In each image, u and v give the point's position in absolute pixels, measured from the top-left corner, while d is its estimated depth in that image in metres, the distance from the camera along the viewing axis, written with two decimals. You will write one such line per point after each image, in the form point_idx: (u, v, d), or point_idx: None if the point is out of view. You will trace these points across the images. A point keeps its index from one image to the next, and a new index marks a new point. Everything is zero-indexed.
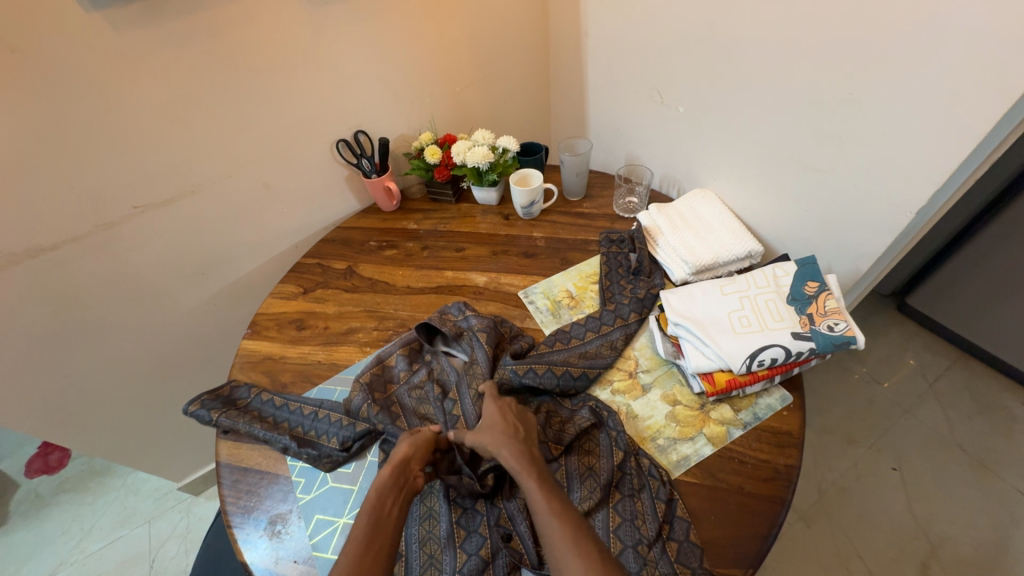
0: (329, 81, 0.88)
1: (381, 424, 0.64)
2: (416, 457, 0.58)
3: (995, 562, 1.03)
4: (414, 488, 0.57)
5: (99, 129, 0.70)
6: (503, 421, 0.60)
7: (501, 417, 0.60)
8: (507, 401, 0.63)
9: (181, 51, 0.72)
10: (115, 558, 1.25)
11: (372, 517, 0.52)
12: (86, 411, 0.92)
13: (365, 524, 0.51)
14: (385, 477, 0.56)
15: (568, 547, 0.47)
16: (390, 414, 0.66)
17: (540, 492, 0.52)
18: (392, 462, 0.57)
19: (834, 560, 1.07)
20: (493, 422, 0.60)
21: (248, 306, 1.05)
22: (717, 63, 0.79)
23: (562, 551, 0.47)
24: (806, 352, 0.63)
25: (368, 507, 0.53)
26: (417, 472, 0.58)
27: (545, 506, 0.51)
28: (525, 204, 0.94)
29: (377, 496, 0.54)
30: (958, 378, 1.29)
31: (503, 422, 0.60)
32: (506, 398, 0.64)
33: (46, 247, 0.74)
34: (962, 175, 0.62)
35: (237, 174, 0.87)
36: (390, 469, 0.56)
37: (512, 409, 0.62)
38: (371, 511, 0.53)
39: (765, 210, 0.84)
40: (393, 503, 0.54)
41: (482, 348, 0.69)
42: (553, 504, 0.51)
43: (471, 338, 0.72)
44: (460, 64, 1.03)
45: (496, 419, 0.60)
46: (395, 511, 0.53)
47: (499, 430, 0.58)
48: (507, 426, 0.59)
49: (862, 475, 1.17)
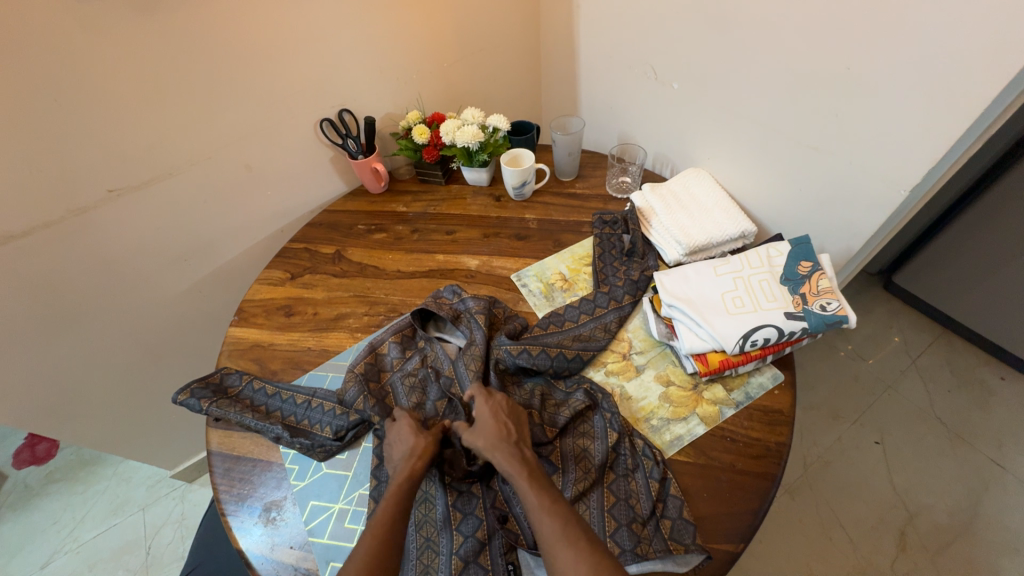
0: (309, 56, 0.84)
1: (377, 416, 0.63)
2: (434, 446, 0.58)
3: (970, 528, 1.07)
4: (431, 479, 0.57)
5: (66, 108, 0.67)
6: (497, 420, 0.58)
7: (484, 424, 0.58)
8: (496, 395, 0.62)
9: (149, 21, 0.67)
10: (108, 546, 1.24)
11: (396, 506, 0.52)
12: (69, 402, 0.90)
13: (392, 512, 0.51)
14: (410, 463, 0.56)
15: (557, 538, 0.47)
16: (385, 405, 0.66)
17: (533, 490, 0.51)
18: (415, 453, 0.57)
19: (818, 530, 1.10)
20: (485, 425, 0.58)
21: (234, 292, 1.03)
22: (711, 36, 0.76)
23: (552, 545, 0.47)
24: (798, 331, 0.63)
25: (391, 494, 0.53)
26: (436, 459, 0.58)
27: (537, 503, 0.50)
28: (516, 185, 0.92)
29: (402, 486, 0.54)
30: (940, 353, 1.32)
31: (497, 423, 0.58)
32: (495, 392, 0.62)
33: (17, 234, 0.70)
34: (955, 151, 0.62)
35: (217, 154, 0.84)
36: (420, 459, 0.56)
37: (504, 407, 0.60)
38: (395, 499, 0.53)
39: (759, 189, 0.83)
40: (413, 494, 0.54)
41: (480, 328, 0.69)
42: (543, 498, 0.51)
43: (470, 320, 0.72)
44: (446, 38, 0.99)
45: (488, 419, 0.59)
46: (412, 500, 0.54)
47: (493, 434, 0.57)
48: (501, 428, 0.57)
49: (846, 449, 1.20)
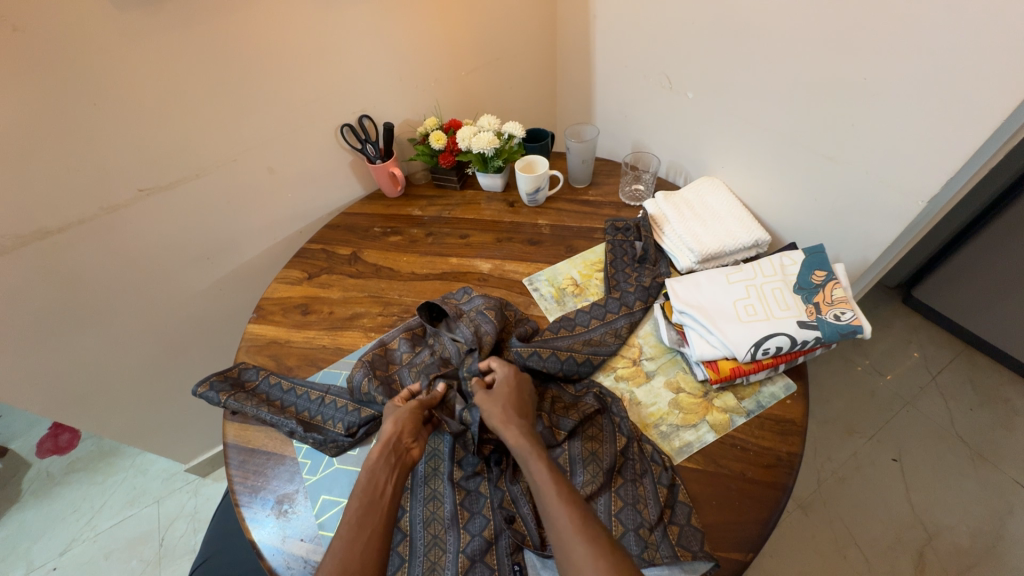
0: (331, 65, 0.87)
1: (381, 397, 0.66)
2: (406, 432, 0.59)
3: (992, 552, 1.03)
4: (408, 462, 0.58)
5: (103, 112, 0.70)
6: (516, 397, 0.61)
7: (500, 395, 0.61)
8: (518, 377, 0.64)
9: (184, 31, 0.71)
10: (123, 537, 1.27)
11: (365, 498, 0.52)
12: (95, 393, 0.93)
13: (358, 506, 0.52)
14: (376, 452, 0.57)
15: (573, 530, 0.47)
16: (391, 390, 0.68)
17: (545, 473, 0.52)
18: (382, 445, 0.57)
19: (831, 547, 1.08)
20: (502, 395, 0.61)
21: (254, 290, 1.06)
22: (727, 45, 0.77)
23: (563, 537, 0.47)
24: (812, 341, 0.63)
25: (365, 471, 0.55)
26: (409, 444, 0.59)
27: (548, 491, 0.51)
28: (530, 190, 0.93)
29: (369, 476, 0.54)
30: (961, 371, 1.29)
31: (519, 396, 0.61)
32: (520, 372, 0.65)
33: (53, 230, 0.74)
34: (974, 162, 0.61)
35: (242, 158, 0.87)
36: (388, 444, 0.57)
37: (524, 386, 0.63)
38: (365, 486, 0.54)
39: (773, 197, 0.83)
40: (387, 479, 0.55)
41: (490, 320, 0.70)
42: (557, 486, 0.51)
43: (472, 317, 0.72)
44: (464, 46, 1.01)
45: (505, 391, 0.61)
46: (389, 488, 0.54)
47: (505, 400, 0.60)
48: (518, 400, 0.60)
49: (862, 465, 1.18)
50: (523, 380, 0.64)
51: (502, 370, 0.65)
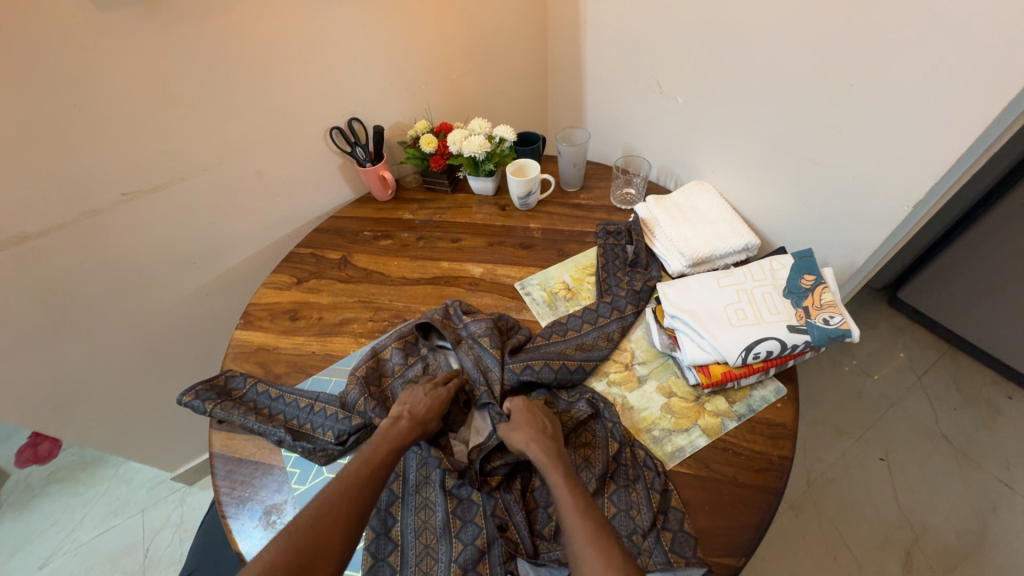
0: (320, 66, 0.86)
1: (377, 418, 0.64)
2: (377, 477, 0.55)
3: (977, 550, 1.05)
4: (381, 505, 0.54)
5: (83, 113, 0.68)
6: (533, 421, 0.60)
7: (519, 420, 0.60)
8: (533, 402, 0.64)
9: (168, 30, 0.69)
10: (106, 548, 1.24)
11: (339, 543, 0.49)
12: (77, 401, 0.91)
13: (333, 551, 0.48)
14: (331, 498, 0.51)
15: (587, 539, 0.48)
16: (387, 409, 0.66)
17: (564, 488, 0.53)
18: (337, 495, 0.52)
19: (821, 548, 1.09)
20: (520, 421, 0.60)
21: (241, 295, 1.04)
22: (717, 50, 0.78)
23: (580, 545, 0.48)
24: (801, 345, 0.63)
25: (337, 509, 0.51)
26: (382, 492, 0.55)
27: (568, 501, 0.51)
28: (521, 194, 0.93)
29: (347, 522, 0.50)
30: (945, 371, 1.31)
31: (532, 418, 0.60)
32: (533, 404, 0.63)
33: (32, 235, 0.72)
34: (956, 168, 0.63)
35: (229, 161, 0.86)
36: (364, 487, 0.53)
37: (539, 410, 0.62)
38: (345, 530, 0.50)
39: (761, 202, 0.84)
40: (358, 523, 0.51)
41: (489, 352, 0.68)
42: (575, 498, 0.52)
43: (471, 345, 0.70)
44: (454, 49, 1.01)
45: (523, 416, 0.61)
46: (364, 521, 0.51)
47: (525, 425, 0.59)
48: (535, 423, 0.60)
49: (851, 466, 1.19)
50: (536, 409, 0.62)
51: (516, 403, 0.63)
